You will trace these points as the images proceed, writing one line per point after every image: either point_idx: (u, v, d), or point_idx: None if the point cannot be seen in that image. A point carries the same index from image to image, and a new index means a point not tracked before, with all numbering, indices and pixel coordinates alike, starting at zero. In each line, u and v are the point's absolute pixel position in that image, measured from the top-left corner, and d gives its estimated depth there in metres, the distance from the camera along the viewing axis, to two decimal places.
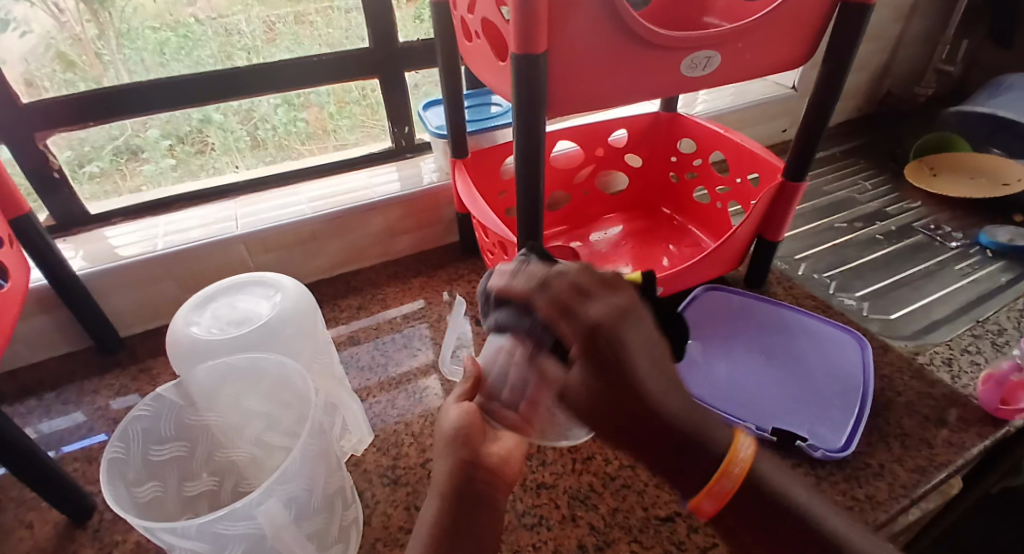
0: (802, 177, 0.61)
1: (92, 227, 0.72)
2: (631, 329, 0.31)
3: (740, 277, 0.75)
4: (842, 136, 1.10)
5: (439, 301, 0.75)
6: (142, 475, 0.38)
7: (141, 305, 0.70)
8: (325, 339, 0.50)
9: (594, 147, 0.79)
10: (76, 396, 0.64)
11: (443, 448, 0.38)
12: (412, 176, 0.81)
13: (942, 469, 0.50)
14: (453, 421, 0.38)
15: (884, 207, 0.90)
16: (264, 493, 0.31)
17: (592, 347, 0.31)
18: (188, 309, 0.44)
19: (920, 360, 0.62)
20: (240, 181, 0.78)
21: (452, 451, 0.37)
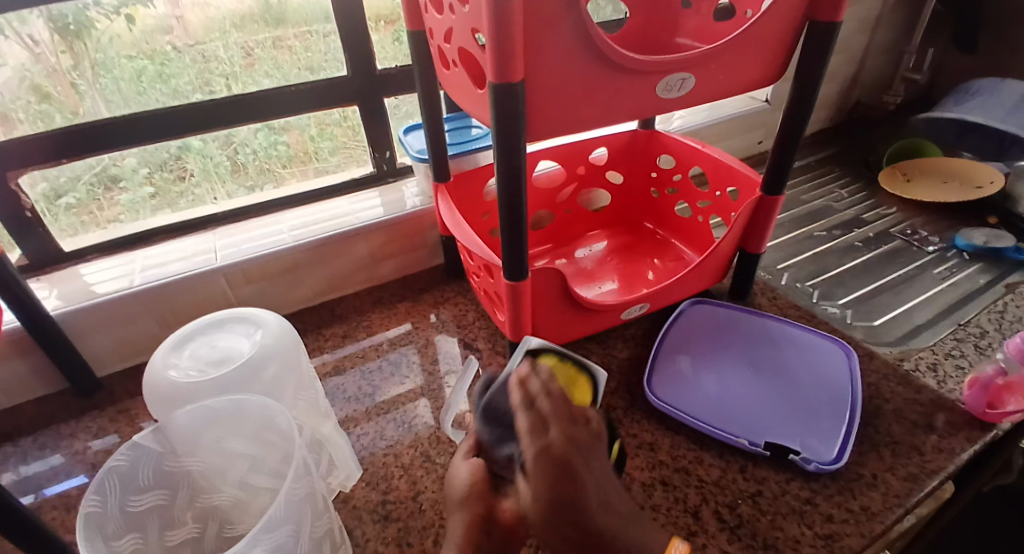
0: (779, 190, 0.62)
1: (68, 265, 0.71)
2: (591, 456, 0.37)
3: (725, 289, 0.75)
4: (816, 144, 1.12)
5: (426, 325, 0.74)
6: (120, 528, 0.36)
7: (120, 343, 0.68)
8: (309, 373, 0.49)
9: (575, 166, 0.80)
10: (53, 440, 0.62)
11: (458, 504, 0.41)
12: (395, 201, 0.81)
13: (934, 476, 0.50)
14: (465, 477, 0.42)
15: (861, 214, 0.91)
16: (248, 544, 0.30)
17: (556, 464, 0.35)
18: (166, 350, 0.43)
19: (906, 366, 0.62)
20: (220, 212, 0.78)
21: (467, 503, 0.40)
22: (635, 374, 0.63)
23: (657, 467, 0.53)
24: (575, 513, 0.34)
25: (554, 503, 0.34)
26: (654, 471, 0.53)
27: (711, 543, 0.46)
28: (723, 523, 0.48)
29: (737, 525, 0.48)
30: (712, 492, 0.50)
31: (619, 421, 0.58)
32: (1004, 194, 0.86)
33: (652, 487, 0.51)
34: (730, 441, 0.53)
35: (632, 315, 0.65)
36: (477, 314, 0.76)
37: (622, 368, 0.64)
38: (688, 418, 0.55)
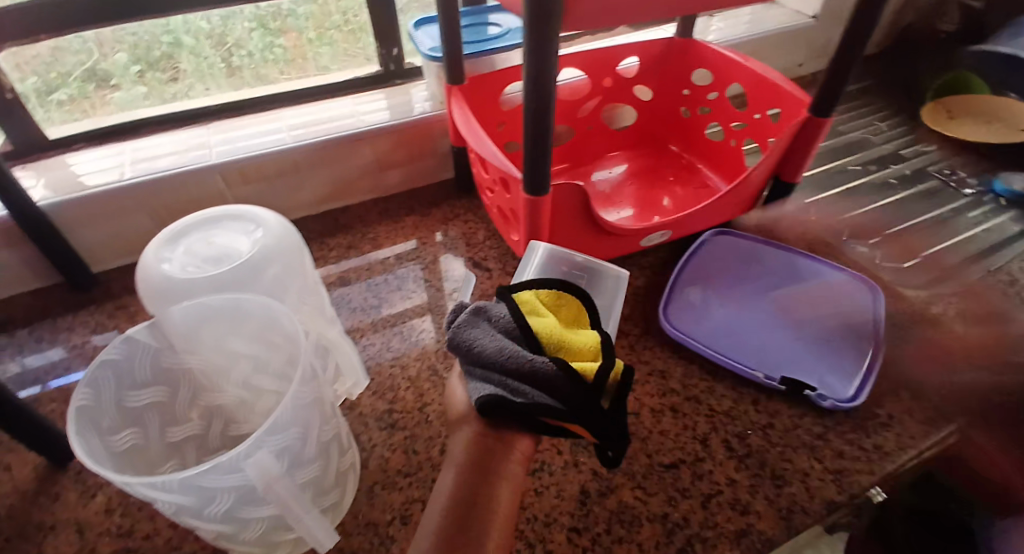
0: (828, 113, 0.57)
1: (53, 153, 0.66)
2: None
3: (750, 220, 0.72)
4: (858, 72, 1.04)
5: (433, 242, 0.71)
6: (118, 422, 0.35)
7: (113, 240, 0.65)
8: (314, 279, 0.46)
9: (601, 76, 0.73)
10: (49, 333, 0.60)
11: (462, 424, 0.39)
12: (403, 104, 0.75)
13: (950, 419, 0.49)
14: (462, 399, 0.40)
15: (899, 150, 0.86)
16: (253, 445, 0.28)
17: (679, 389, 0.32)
18: (159, 244, 0.40)
19: (932, 309, 0.60)
20: (214, 105, 0.72)
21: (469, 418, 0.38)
22: (650, 303, 0.60)
23: (668, 394, 0.52)
24: None
25: None
26: (665, 398, 0.52)
27: (718, 470, 0.46)
28: (732, 451, 0.47)
29: (745, 453, 0.47)
30: (723, 421, 0.50)
31: (631, 346, 0.56)
32: None
33: (662, 413, 0.50)
34: (746, 374, 0.52)
35: (652, 243, 0.62)
36: (488, 233, 0.72)
37: (637, 295, 0.61)
38: (704, 349, 0.54)
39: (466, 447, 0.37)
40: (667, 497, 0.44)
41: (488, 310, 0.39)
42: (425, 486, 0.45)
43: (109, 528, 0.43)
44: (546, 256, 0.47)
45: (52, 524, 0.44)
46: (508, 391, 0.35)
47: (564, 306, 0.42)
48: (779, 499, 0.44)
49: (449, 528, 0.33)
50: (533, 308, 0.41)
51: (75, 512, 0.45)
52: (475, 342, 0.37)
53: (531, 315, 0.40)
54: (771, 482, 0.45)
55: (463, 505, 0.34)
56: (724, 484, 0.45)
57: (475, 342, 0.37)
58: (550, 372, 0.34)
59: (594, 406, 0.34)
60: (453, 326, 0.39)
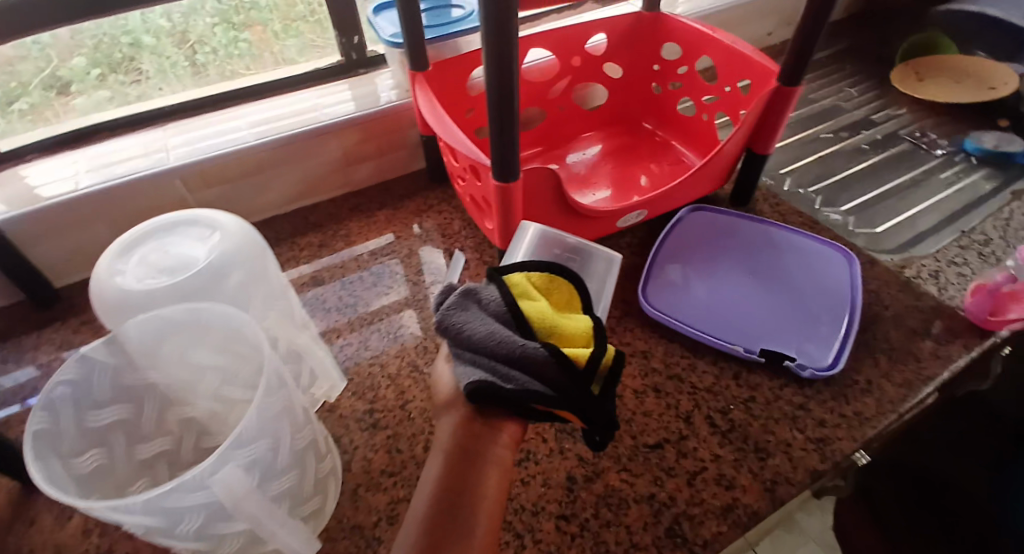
0: (796, 81, 0.56)
1: (6, 165, 0.63)
2: None
3: (727, 194, 0.71)
4: (828, 38, 1.03)
5: (408, 236, 0.69)
6: (81, 445, 0.33)
7: (75, 253, 0.63)
8: (283, 282, 0.45)
9: (569, 56, 0.72)
10: (14, 353, 0.58)
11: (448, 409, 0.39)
12: (368, 95, 0.73)
13: (928, 383, 0.50)
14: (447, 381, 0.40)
15: (870, 115, 0.86)
16: (220, 460, 0.27)
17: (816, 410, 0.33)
18: (112, 257, 0.38)
19: (908, 274, 0.60)
20: (173, 105, 0.69)
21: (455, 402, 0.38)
22: (629, 284, 0.60)
23: (650, 374, 0.52)
24: None
25: None
26: (647, 378, 0.51)
27: (702, 447, 0.46)
28: (715, 427, 0.47)
29: (728, 428, 0.47)
30: (704, 397, 0.50)
31: (612, 329, 0.56)
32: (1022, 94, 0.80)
33: (644, 393, 0.50)
34: (726, 348, 0.52)
35: (628, 223, 0.61)
36: (464, 223, 0.71)
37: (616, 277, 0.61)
38: (684, 327, 0.54)
39: (453, 431, 0.37)
40: (652, 477, 0.44)
41: (478, 292, 0.38)
42: (410, 484, 0.44)
43: (89, 550, 0.42)
44: (538, 238, 0.46)
45: (28, 551, 0.43)
46: (499, 377, 0.34)
47: (558, 289, 0.41)
48: (764, 472, 0.44)
49: (437, 512, 0.33)
50: (525, 292, 0.40)
51: (50, 537, 0.43)
52: (467, 325, 0.36)
53: (523, 299, 0.39)
54: (754, 455, 0.45)
55: (450, 488, 0.34)
56: (708, 460, 0.45)
57: (466, 326, 0.36)
58: (540, 357, 0.34)
59: (584, 392, 0.34)
60: (440, 308, 0.37)
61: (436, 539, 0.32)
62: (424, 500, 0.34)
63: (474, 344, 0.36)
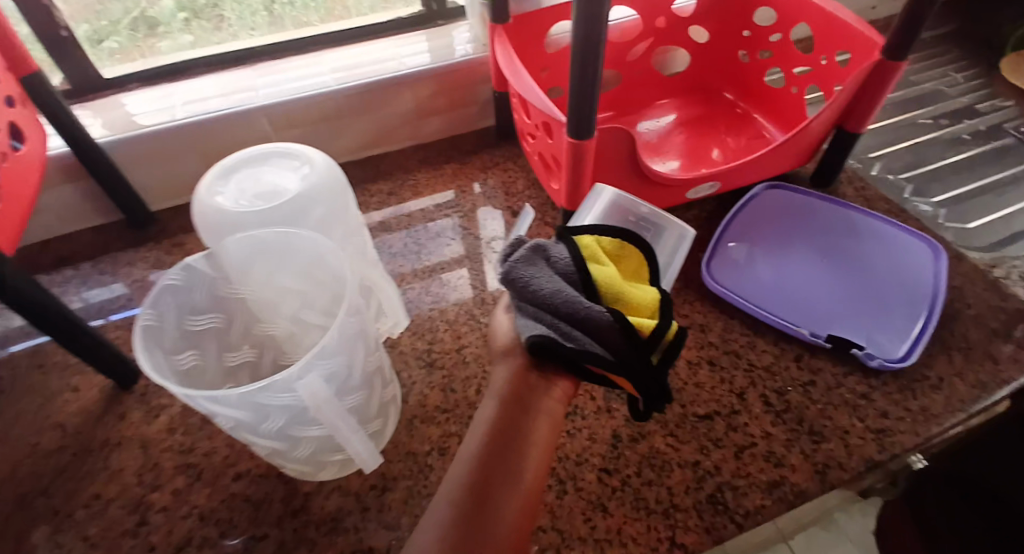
0: (904, 56, 0.52)
1: (108, 94, 0.68)
2: None
3: (805, 174, 0.68)
4: (938, 16, 0.94)
5: (472, 191, 0.70)
6: (180, 343, 0.37)
7: (167, 180, 0.68)
8: (358, 219, 0.47)
9: (655, 17, 0.69)
10: (111, 267, 0.64)
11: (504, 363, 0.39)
12: (444, 47, 0.73)
13: (1006, 386, 0.47)
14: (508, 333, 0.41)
15: (975, 103, 0.79)
16: (304, 367, 0.30)
17: None
18: (211, 178, 0.41)
19: (997, 273, 0.56)
20: (258, 47, 0.72)
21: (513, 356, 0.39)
22: (692, 257, 0.59)
23: (706, 347, 0.51)
24: None
25: None
26: (702, 350, 0.51)
27: (753, 423, 0.46)
28: (769, 406, 0.47)
29: (783, 409, 0.47)
30: (761, 376, 0.49)
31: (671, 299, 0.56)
32: None
33: (698, 365, 0.50)
34: (790, 330, 0.51)
35: (699, 194, 0.60)
36: (527, 182, 0.71)
37: None
38: (747, 304, 0.52)
39: (508, 382, 0.37)
40: (699, 446, 0.44)
41: (548, 250, 0.39)
42: (462, 422, 0.46)
43: (172, 444, 0.47)
44: (612, 203, 0.46)
45: (118, 440, 0.47)
46: (560, 334, 0.35)
47: (627, 257, 0.41)
48: (816, 455, 0.44)
49: (488, 453, 0.34)
50: (594, 257, 0.39)
51: (138, 429, 0.48)
52: (531, 281, 0.37)
53: (591, 263, 0.39)
54: (808, 438, 0.45)
55: (503, 433, 0.35)
56: (758, 437, 0.45)
57: (530, 282, 0.37)
58: (603, 321, 0.34)
59: (643, 363, 0.34)
60: (509, 261, 0.38)
61: (488, 478, 0.33)
62: (475, 442, 0.34)
63: (537, 300, 0.36)
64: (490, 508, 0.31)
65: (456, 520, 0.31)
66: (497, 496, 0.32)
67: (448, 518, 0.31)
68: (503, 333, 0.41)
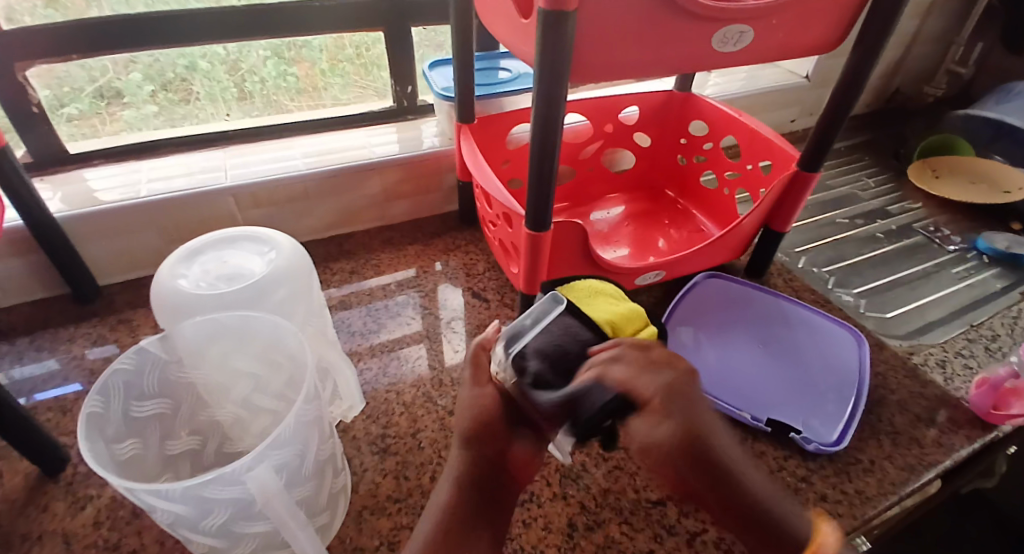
0: (816, 167, 0.60)
1: (71, 167, 0.69)
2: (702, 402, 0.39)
3: (741, 266, 0.74)
4: (850, 129, 1.08)
5: (432, 271, 0.73)
6: (122, 432, 0.36)
7: (121, 254, 0.67)
8: (319, 301, 0.48)
9: (603, 122, 0.77)
10: (50, 343, 0.61)
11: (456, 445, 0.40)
12: (413, 139, 0.78)
13: (931, 469, 0.51)
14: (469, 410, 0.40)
15: (886, 206, 0.89)
16: (255, 458, 0.29)
17: (671, 396, 0.37)
18: (175, 260, 0.41)
19: (914, 360, 0.62)
20: (232, 129, 0.75)
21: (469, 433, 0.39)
22: None
23: None
24: (715, 469, 0.38)
25: (688, 435, 0.38)
26: None
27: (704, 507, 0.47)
28: None
29: None
30: None
31: None
32: None
33: None
34: (732, 413, 0.53)
35: (646, 282, 0.62)
36: (487, 265, 0.74)
37: None
38: None
39: (464, 469, 0.38)
40: (652, 534, 0.45)
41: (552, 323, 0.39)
42: (414, 513, 0.45)
43: (96, 541, 0.43)
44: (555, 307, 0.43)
45: (38, 535, 0.44)
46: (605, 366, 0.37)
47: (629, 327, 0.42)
48: None
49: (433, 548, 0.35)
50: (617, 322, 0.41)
51: (62, 522, 0.45)
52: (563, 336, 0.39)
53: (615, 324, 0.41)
54: None
55: (457, 516, 0.37)
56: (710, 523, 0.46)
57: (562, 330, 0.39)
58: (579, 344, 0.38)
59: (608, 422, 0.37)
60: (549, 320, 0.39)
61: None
62: (424, 531, 0.36)
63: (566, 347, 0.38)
64: None
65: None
66: None
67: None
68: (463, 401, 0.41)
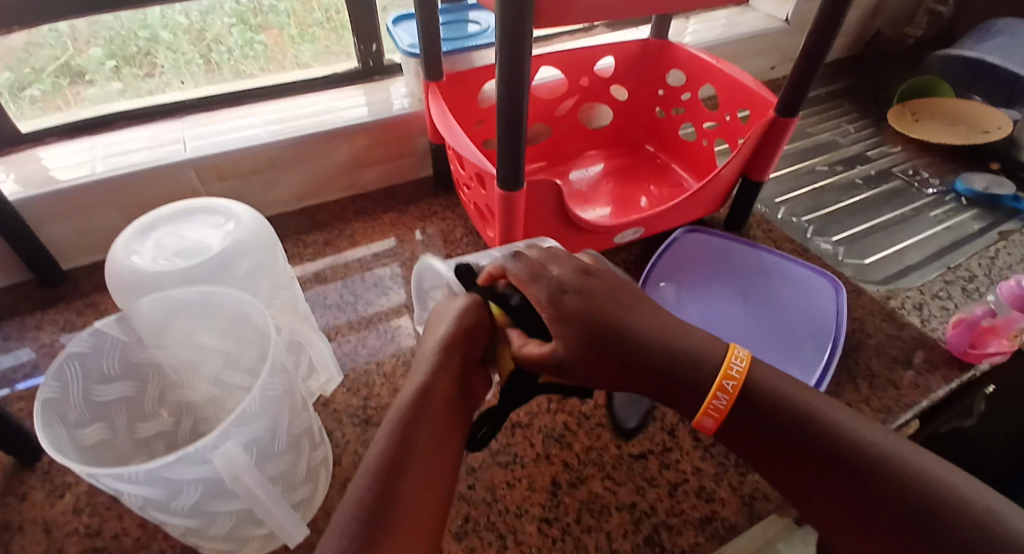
0: (793, 113, 0.59)
1: (25, 148, 0.65)
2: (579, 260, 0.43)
3: (721, 218, 0.74)
4: (831, 75, 1.06)
5: (411, 240, 0.71)
6: (86, 417, 0.35)
7: (84, 236, 0.64)
8: (287, 274, 0.46)
9: (578, 76, 0.75)
10: (18, 331, 0.59)
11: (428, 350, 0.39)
12: (382, 102, 0.75)
13: (908, 409, 0.51)
14: (453, 320, 0.40)
15: (866, 151, 0.88)
16: (220, 436, 0.28)
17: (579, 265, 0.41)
18: (129, 237, 0.40)
19: (892, 304, 0.62)
20: (189, 100, 0.71)
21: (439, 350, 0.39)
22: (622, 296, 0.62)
23: None
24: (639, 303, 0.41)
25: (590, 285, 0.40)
26: None
27: (684, 459, 0.47)
28: (698, 441, 0.49)
29: (711, 443, 0.49)
30: None
31: None
32: (1011, 141, 0.82)
33: None
34: None
35: (625, 240, 0.61)
36: (465, 230, 0.73)
37: None
38: None
39: (429, 374, 0.37)
40: (635, 486, 0.45)
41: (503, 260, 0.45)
42: None
43: (77, 527, 0.43)
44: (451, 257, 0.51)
45: (18, 524, 0.43)
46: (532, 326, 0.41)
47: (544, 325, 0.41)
48: (742, 487, 0.46)
49: (395, 449, 0.33)
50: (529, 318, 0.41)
51: (43, 509, 0.44)
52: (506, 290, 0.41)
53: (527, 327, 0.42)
54: (736, 470, 0.47)
55: (415, 418, 0.35)
56: (690, 473, 0.46)
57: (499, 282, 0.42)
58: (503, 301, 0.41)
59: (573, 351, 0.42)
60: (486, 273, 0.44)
61: (400, 462, 0.32)
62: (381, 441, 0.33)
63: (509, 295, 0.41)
64: (398, 486, 0.31)
65: (361, 519, 0.29)
66: (409, 479, 0.32)
67: (350, 511, 0.29)
68: (448, 315, 0.41)
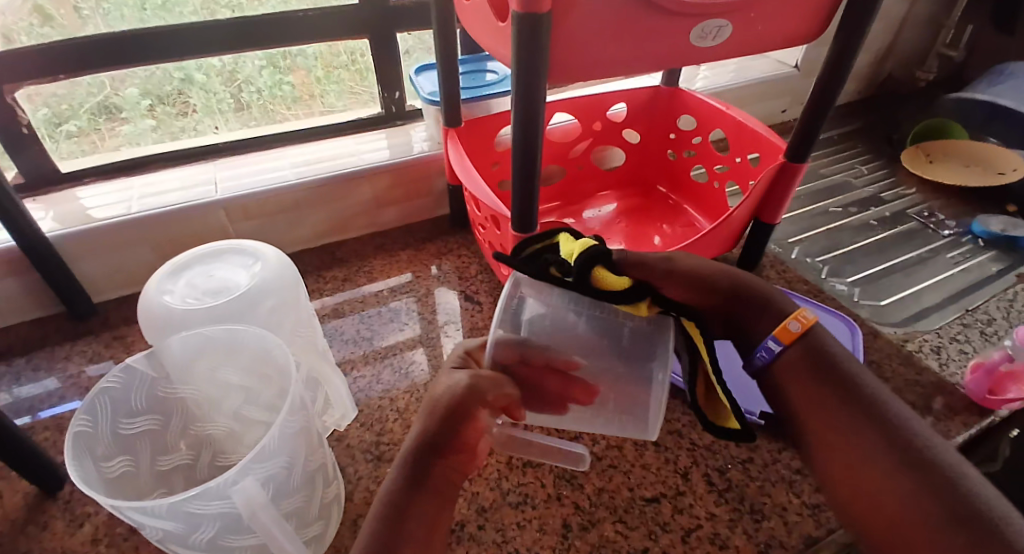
0: (803, 157, 0.60)
1: (63, 188, 0.69)
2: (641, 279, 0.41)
3: (733, 258, 0.74)
4: (842, 117, 1.08)
5: (426, 276, 0.73)
6: (112, 450, 0.36)
7: (115, 271, 0.67)
8: (308, 312, 0.48)
9: (591, 121, 0.77)
10: (47, 362, 0.62)
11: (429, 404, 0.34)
12: (402, 144, 0.78)
13: None
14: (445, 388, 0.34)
15: (879, 193, 0.88)
16: (240, 472, 0.29)
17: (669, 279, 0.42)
18: (162, 277, 0.42)
19: (909, 347, 0.62)
20: (221, 142, 0.75)
21: (431, 420, 0.33)
22: None
23: None
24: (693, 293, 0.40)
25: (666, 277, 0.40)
26: None
27: (698, 504, 0.47)
28: (712, 485, 0.48)
29: (725, 488, 0.48)
30: (704, 456, 0.51)
31: None
32: None
33: (644, 447, 0.51)
34: None
35: None
36: (480, 267, 0.74)
37: None
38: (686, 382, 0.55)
39: (424, 433, 0.33)
40: (647, 531, 0.45)
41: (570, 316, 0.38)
42: None
43: None
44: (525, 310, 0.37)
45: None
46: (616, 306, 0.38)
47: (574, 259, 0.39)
48: (758, 534, 0.45)
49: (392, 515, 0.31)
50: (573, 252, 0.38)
51: (62, 539, 0.45)
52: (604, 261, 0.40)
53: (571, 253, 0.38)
54: (750, 517, 0.46)
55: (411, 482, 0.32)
56: (704, 519, 0.46)
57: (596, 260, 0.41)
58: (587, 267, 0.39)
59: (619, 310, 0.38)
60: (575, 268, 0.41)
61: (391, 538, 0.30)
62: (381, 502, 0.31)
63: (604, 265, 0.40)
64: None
65: None
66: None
67: None
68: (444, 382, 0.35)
